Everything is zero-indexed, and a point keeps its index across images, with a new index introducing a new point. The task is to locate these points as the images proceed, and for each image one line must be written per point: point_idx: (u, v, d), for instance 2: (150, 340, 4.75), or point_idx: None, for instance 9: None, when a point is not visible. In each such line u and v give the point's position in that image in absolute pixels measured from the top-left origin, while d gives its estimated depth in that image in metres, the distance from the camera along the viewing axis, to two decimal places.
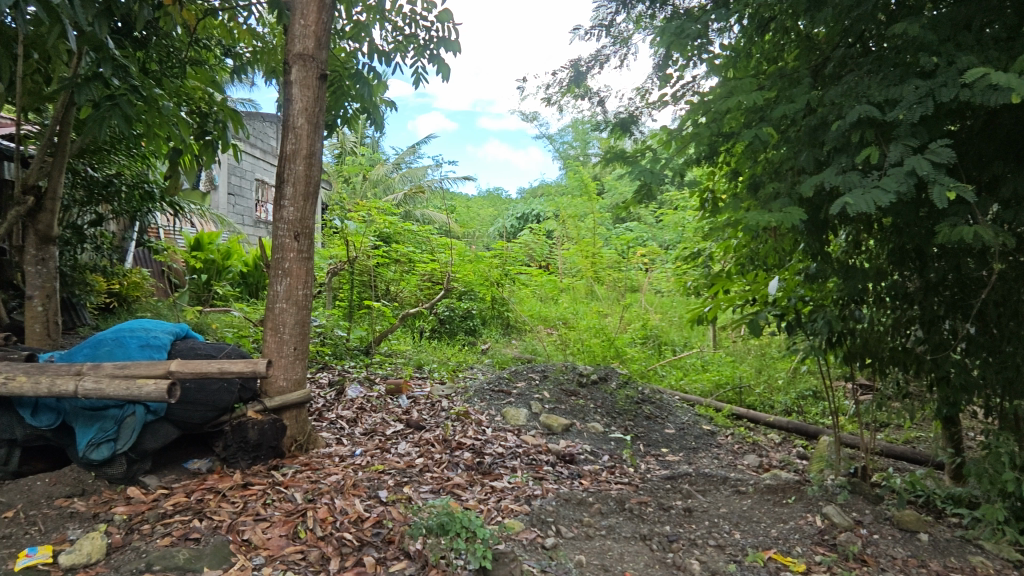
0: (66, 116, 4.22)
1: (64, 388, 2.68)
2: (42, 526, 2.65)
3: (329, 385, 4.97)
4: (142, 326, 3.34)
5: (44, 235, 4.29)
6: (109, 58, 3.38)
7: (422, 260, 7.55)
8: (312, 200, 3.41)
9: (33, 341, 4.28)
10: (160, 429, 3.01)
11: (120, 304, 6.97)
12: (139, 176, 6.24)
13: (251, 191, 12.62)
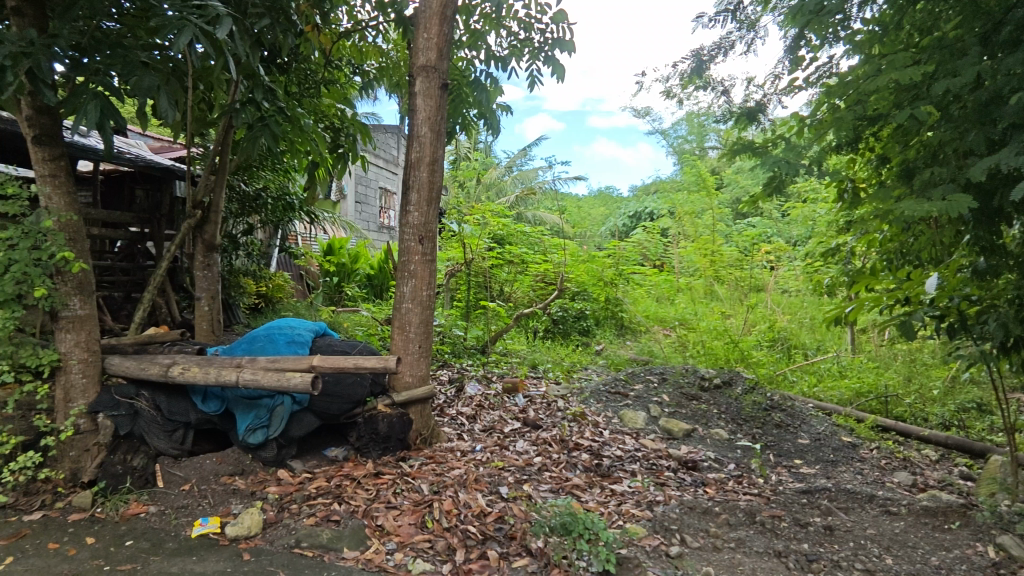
0: (226, 138, 4.72)
1: (227, 378, 3.02)
2: (211, 500, 3.02)
3: (449, 382, 5.18)
4: (288, 324, 3.68)
5: (209, 244, 4.87)
6: (261, 84, 3.75)
7: (535, 261, 7.63)
8: (434, 205, 3.57)
9: (202, 337, 4.87)
10: (304, 419, 3.30)
11: (266, 304, 7.63)
12: (282, 189, 6.90)
13: (376, 199, 13.51)
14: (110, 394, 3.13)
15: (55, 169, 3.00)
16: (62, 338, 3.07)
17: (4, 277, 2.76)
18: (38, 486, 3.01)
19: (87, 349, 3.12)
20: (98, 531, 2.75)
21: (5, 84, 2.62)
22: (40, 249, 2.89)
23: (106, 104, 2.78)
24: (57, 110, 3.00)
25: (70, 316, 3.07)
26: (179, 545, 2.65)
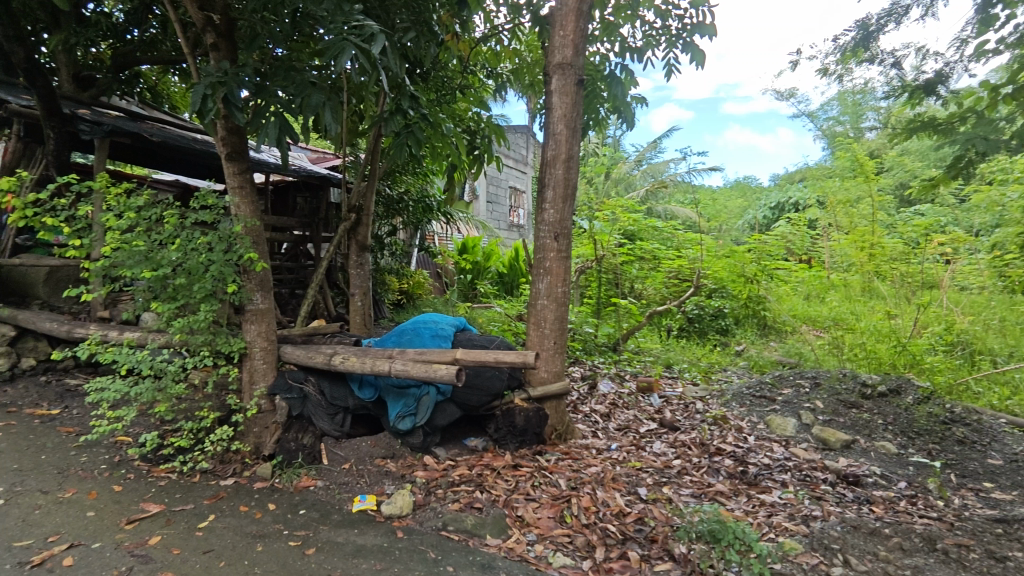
0: (375, 147, 5.11)
1: (380, 368, 3.25)
2: (368, 479, 3.29)
3: (581, 379, 5.18)
4: (432, 319, 3.91)
5: (362, 244, 5.32)
6: (407, 93, 4.00)
7: (668, 257, 7.32)
8: (569, 202, 3.59)
9: (355, 330, 5.32)
10: (447, 409, 3.50)
11: (408, 300, 8.26)
12: (421, 192, 7.33)
13: (506, 198, 13.88)
14: (285, 378, 3.54)
15: (242, 182, 3.46)
16: (248, 328, 3.51)
17: (206, 275, 3.21)
18: (230, 455, 3.42)
19: (266, 338, 3.55)
20: (278, 499, 3.09)
21: (207, 112, 3.07)
22: (231, 251, 3.33)
23: (283, 122, 3.16)
24: (244, 130, 3.43)
25: (254, 309, 3.51)
26: (343, 518, 2.91)
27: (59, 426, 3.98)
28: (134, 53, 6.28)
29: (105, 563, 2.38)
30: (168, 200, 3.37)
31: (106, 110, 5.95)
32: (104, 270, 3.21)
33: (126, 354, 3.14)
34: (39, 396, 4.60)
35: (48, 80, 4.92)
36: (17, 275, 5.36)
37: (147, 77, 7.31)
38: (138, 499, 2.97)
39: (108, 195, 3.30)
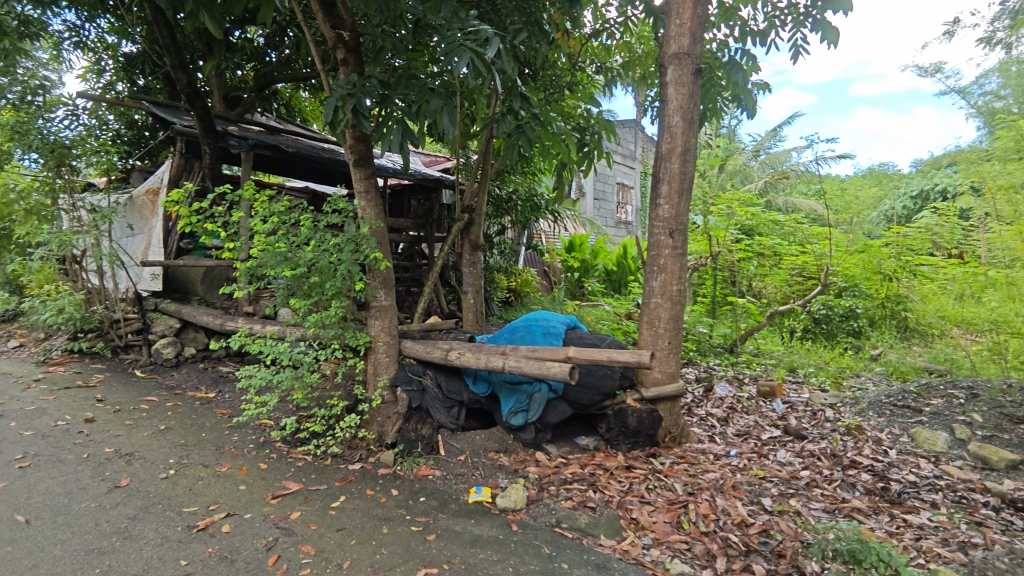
0: (487, 148, 5.24)
1: (494, 363, 3.32)
2: (482, 472, 3.39)
3: (696, 382, 4.98)
4: (543, 317, 3.95)
5: (474, 243, 5.48)
6: (518, 94, 4.05)
7: (791, 253, 6.76)
8: (685, 196, 3.46)
9: (467, 326, 5.46)
10: (558, 407, 3.52)
11: (516, 298, 8.41)
12: (530, 191, 7.41)
13: (613, 195, 13.67)
14: (405, 371, 3.74)
15: (368, 186, 3.69)
16: (372, 324, 3.74)
17: (337, 273, 3.47)
18: (357, 442, 3.66)
19: (388, 333, 3.76)
20: (400, 485, 3.27)
21: (337, 122, 3.32)
22: (358, 251, 3.56)
23: (405, 128, 3.31)
24: (370, 138, 3.66)
25: (378, 305, 3.74)
26: (461, 508, 3.02)
27: (215, 408, 4.50)
28: (273, 73, 6.97)
29: (256, 532, 2.65)
30: (304, 205, 3.67)
31: (249, 125, 6.60)
32: (252, 269, 3.57)
33: (270, 345, 3.47)
34: (198, 381, 5.23)
35: (205, 102, 5.56)
36: (185, 277, 6.36)
37: (283, 93, 8.04)
38: (280, 477, 3.28)
39: (254, 202, 3.66)
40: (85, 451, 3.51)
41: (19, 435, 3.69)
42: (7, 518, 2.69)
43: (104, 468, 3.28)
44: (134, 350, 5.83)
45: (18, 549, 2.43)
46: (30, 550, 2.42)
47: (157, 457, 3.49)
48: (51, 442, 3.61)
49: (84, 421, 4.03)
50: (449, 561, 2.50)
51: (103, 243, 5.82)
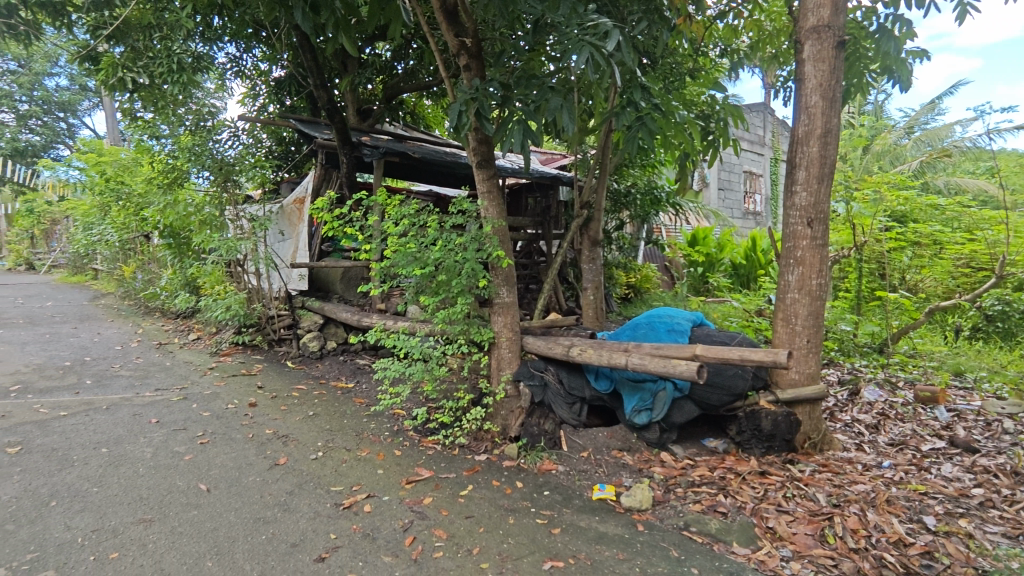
0: (606, 143, 5.16)
1: (617, 361, 3.27)
2: (606, 470, 3.37)
3: (839, 385, 4.57)
4: (667, 313, 3.83)
5: (594, 239, 5.44)
6: (639, 85, 3.95)
7: (955, 239, 5.84)
8: (826, 182, 3.18)
9: (588, 323, 5.39)
10: (685, 407, 3.41)
11: (635, 294, 8.23)
12: (649, 184, 7.21)
13: (740, 183, 12.89)
14: (528, 366, 3.79)
15: (490, 187, 3.80)
16: (496, 320, 3.84)
17: (462, 272, 3.61)
18: (482, 434, 3.79)
19: (511, 329, 3.84)
20: (524, 478, 3.34)
21: (462, 126, 3.47)
22: (482, 249, 3.68)
23: (526, 128, 3.36)
24: (491, 140, 3.76)
25: (501, 302, 3.83)
26: (584, 504, 3.03)
27: (354, 397, 4.90)
28: (399, 85, 7.44)
29: (393, 514, 2.85)
30: (430, 207, 3.86)
31: (379, 134, 7.07)
32: (386, 269, 3.82)
33: (402, 340, 3.70)
34: (340, 372, 5.72)
35: (342, 116, 6.04)
36: (326, 277, 7.00)
37: (408, 102, 8.51)
38: (414, 463, 3.49)
39: (386, 206, 3.92)
40: (249, 432, 3.98)
41: (199, 416, 4.27)
42: (193, 486, 3.12)
43: (266, 447, 3.70)
44: (286, 343, 6.51)
45: (202, 513, 2.81)
46: (211, 515, 2.80)
47: (308, 439, 3.87)
48: (223, 422, 4.14)
49: (248, 405, 4.57)
50: (574, 556, 2.51)
51: (260, 248, 6.55)
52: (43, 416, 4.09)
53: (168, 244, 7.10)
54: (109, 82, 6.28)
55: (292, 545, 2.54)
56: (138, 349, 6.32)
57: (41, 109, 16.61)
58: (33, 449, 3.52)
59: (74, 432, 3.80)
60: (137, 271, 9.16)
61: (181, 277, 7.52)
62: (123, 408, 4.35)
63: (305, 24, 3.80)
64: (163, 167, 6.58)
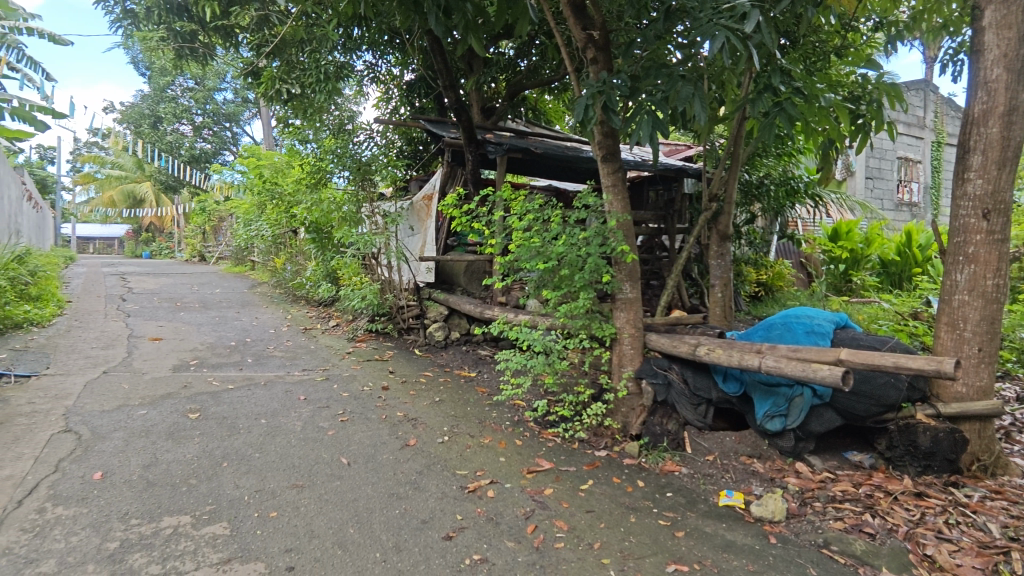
0: (738, 132, 4.85)
1: (750, 362, 3.09)
2: (734, 476, 3.22)
3: (1017, 402, 3.97)
4: (806, 313, 3.55)
5: (723, 233, 5.17)
6: (779, 67, 3.67)
7: None
8: (1009, 167, 2.77)
9: (715, 322, 5.09)
10: (825, 415, 3.14)
11: (766, 293, 7.70)
12: (785, 174, 6.71)
13: (893, 171, 11.57)
14: (650, 364, 3.67)
15: (615, 180, 3.74)
16: (618, 316, 3.77)
17: (585, 266, 3.60)
18: (602, 429, 3.76)
19: (633, 325, 3.76)
20: (646, 477, 3.28)
21: (589, 120, 3.47)
22: (605, 243, 3.64)
23: (655, 119, 3.27)
24: (617, 133, 3.70)
25: (624, 297, 3.76)
26: (710, 509, 2.91)
27: (477, 386, 5.10)
28: (522, 81, 7.49)
29: (515, 501, 2.93)
30: (554, 202, 3.90)
31: (502, 131, 7.23)
32: (510, 263, 3.92)
33: (525, 333, 3.77)
34: (462, 361, 5.97)
35: (469, 115, 6.26)
36: (451, 270, 7.29)
37: (530, 99, 8.63)
38: (534, 454, 3.56)
39: (511, 201, 4.02)
40: (382, 413, 4.29)
41: (339, 395, 4.67)
42: (336, 458, 3.44)
43: (398, 428, 3.97)
44: (413, 332, 6.91)
45: (345, 484, 3.08)
46: (352, 486, 3.06)
47: (435, 423, 4.09)
48: (360, 403, 4.50)
49: (381, 388, 4.92)
50: (700, 562, 2.43)
51: (392, 242, 6.99)
52: (216, 388, 4.71)
53: (313, 239, 7.66)
54: (269, 94, 7.24)
55: (422, 521, 2.71)
56: (288, 333, 7.04)
57: (212, 121, 18.93)
58: (208, 416, 4.06)
59: (239, 404, 4.33)
60: (286, 262, 10.20)
61: (323, 269, 8.20)
62: (277, 385, 4.88)
63: (437, 26, 3.93)
64: (310, 169, 7.22)
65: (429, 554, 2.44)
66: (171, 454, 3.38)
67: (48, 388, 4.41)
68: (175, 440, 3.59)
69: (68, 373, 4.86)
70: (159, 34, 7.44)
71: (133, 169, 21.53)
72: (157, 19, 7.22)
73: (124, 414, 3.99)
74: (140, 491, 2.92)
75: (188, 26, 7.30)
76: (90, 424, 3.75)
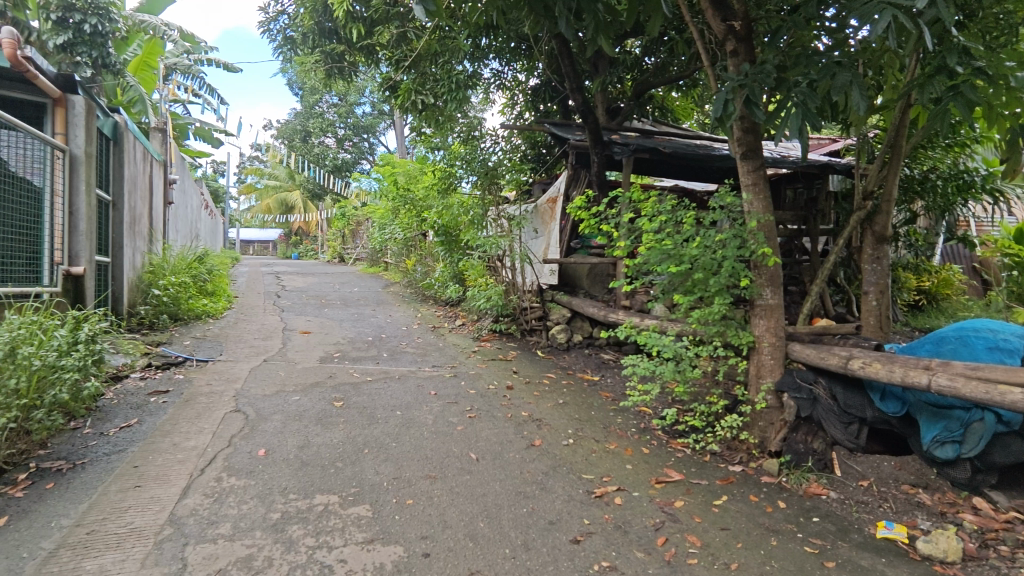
0: (902, 121, 4.32)
1: (916, 380, 2.73)
2: (894, 506, 2.95)
3: None
4: (987, 326, 3.09)
5: (880, 235, 4.62)
6: (956, 46, 3.22)
7: None
8: None
9: (868, 332, 4.61)
10: (1013, 446, 2.70)
11: (928, 302, 6.96)
12: (956, 167, 5.89)
13: None
14: (793, 376, 3.40)
15: (756, 179, 3.51)
16: (757, 323, 3.54)
17: (721, 269, 3.42)
18: (737, 444, 3.55)
19: (774, 334, 3.50)
20: (788, 498, 3.04)
21: (728, 115, 3.27)
22: (744, 246, 3.43)
23: (807, 112, 3.03)
24: (759, 128, 3.49)
25: (763, 304, 3.52)
26: (866, 541, 2.64)
27: (600, 390, 5.05)
28: (649, 80, 7.33)
29: (644, 511, 2.85)
30: (687, 203, 3.75)
31: (628, 132, 7.09)
32: (638, 265, 3.83)
33: (655, 338, 3.64)
34: (585, 364, 5.95)
35: (595, 116, 6.22)
36: (573, 272, 7.27)
37: (657, 97, 8.39)
38: (663, 464, 3.44)
39: (640, 203, 3.92)
40: (508, 412, 4.39)
41: (467, 392, 4.86)
42: (466, 453, 3.57)
43: (523, 427, 4.04)
44: (536, 333, 6.99)
45: (474, 478, 3.19)
46: (481, 481, 3.16)
47: (559, 425, 4.10)
48: (486, 400, 4.64)
49: (506, 387, 5.04)
50: None
51: (516, 245, 7.13)
52: (357, 379, 5.10)
53: (441, 242, 8.01)
54: (406, 106, 7.71)
55: (550, 522, 2.72)
56: (419, 330, 7.44)
57: (353, 134, 20.52)
58: (351, 405, 4.41)
59: (378, 395, 4.66)
60: (417, 263, 10.79)
61: (450, 270, 8.54)
62: (410, 379, 5.18)
63: (569, 33, 3.96)
64: (440, 175, 7.57)
65: (557, 555, 2.45)
66: (321, 438, 3.72)
67: (221, 372, 5.05)
68: (323, 425, 3.93)
69: (236, 360, 5.52)
70: (313, 57, 8.23)
71: (286, 179, 23.97)
72: (313, 43, 8.03)
73: (282, 399, 4.45)
74: (296, 470, 3.24)
75: (337, 47, 8.00)
76: (255, 406, 4.24)
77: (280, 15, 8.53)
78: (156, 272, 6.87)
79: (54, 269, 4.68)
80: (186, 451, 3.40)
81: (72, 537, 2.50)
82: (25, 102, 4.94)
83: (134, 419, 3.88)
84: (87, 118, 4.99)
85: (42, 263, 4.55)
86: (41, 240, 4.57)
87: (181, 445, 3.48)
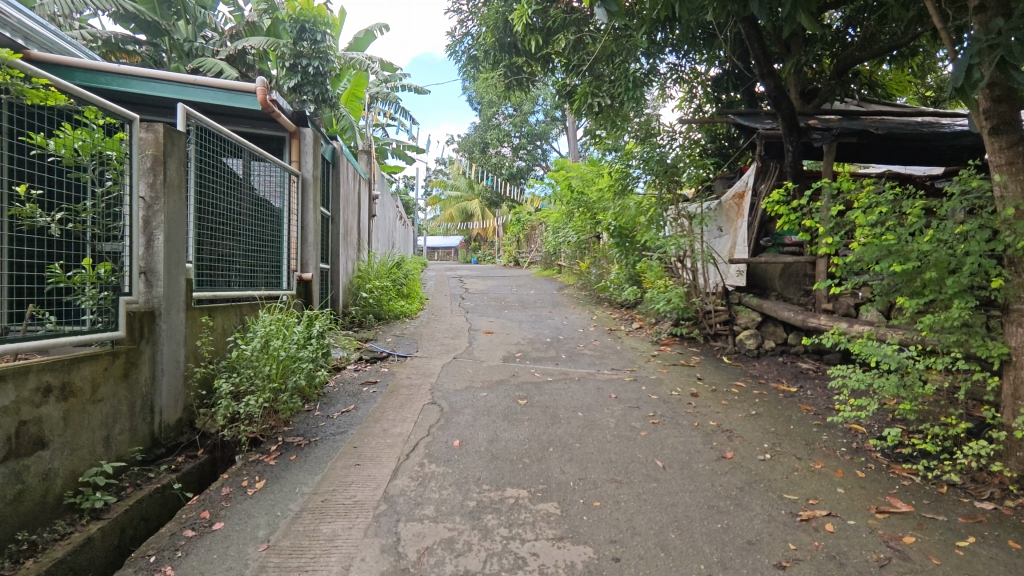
0: None
1: None
2: None
3: None
4: None
5: None
6: None
7: None
8: None
9: None
10: None
11: None
12: None
13: None
14: None
15: (1013, 156, 2.86)
16: (1014, 332, 2.89)
17: (961, 267, 2.88)
18: (985, 476, 2.99)
19: None
20: None
21: (973, 83, 2.75)
22: (995, 238, 2.84)
23: None
24: (1016, 95, 2.88)
25: (1023, 308, 2.85)
26: None
27: (800, 402, 4.58)
28: (854, 54, 6.49)
29: (863, 543, 2.51)
30: (912, 190, 3.25)
31: (829, 115, 6.33)
32: (848, 263, 3.41)
33: (872, 347, 3.19)
34: (780, 373, 5.45)
35: (790, 101, 5.58)
36: (764, 272, 6.69)
37: (863, 73, 7.39)
38: (884, 491, 3.00)
39: (852, 194, 3.47)
40: (694, 420, 4.18)
41: (648, 397, 4.74)
42: (652, 460, 3.48)
43: (712, 438, 3.82)
44: (721, 339, 6.55)
45: (661, 487, 3.09)
46: (669, 490, 3.05)
47: (753, 438, 3.79)
48: (670, 407, 4.47)
49: (690, 394, 4.81)
50: None
51: (698, 245, 6.77)
52: (539, 379, 5.26)
53: (616, 243, 7.91)
54: (582, 109, 7.79)
55: (749, 542, 2.53)
56: (596, 333, 7.44)
57: (527, 142, 21.17)
58: (534, 403, 4.56)
59: (559, 396, 4.76)
60: (591, 266, 10.83)
61: (626, 271, 8.38)
62: (589, 381, 5.21)
63: (762, 11, 3.67)
64: (616, 176, 7.50)
65: None
66: (508, 433, 3.90)
67: (419, 367, 5.56)
68: (510, 422, 4.13)
69: (430, 356, 6.05)
70: (495, 72, 8.75)
71: (466, 189, 25.64)
72: (495, 59, 8.51)
73: (472, 394, 4.77)
74: (487, 461, 3.44)
75: (516, 59, 8.38)
76: (449, 400, 4.60)
77: (465, 37, 9.19)
78: (363, 277, 7.84)
79: (291, 275, 5.61)
80: (394, 437, 3.80)
81: (311, 503, 2.94)
82: (270, 137, 5.96)
83: (352, 405, 4.44)
84: (315, 147, 5.90)
85: (281, 272, 5.41)
86: (281, 251, 5.42)
87: (390, 431, 3.91)
